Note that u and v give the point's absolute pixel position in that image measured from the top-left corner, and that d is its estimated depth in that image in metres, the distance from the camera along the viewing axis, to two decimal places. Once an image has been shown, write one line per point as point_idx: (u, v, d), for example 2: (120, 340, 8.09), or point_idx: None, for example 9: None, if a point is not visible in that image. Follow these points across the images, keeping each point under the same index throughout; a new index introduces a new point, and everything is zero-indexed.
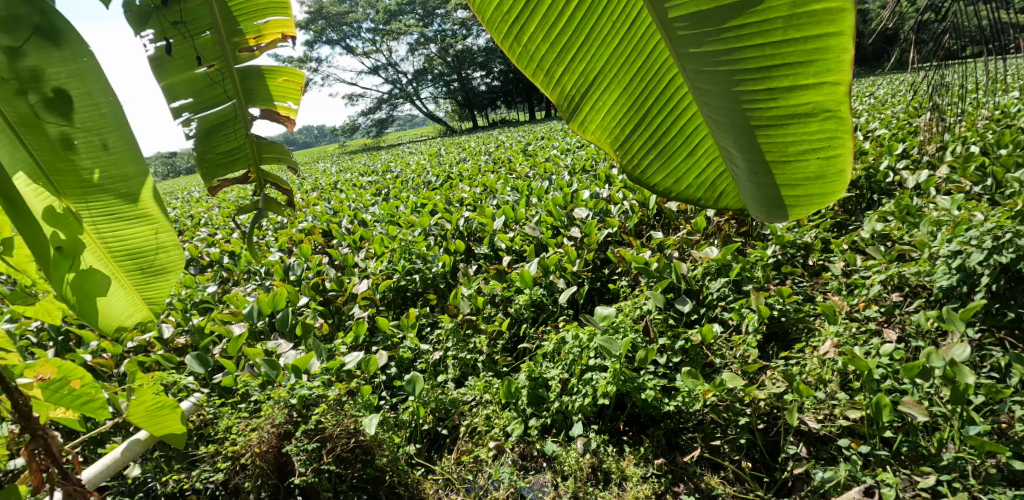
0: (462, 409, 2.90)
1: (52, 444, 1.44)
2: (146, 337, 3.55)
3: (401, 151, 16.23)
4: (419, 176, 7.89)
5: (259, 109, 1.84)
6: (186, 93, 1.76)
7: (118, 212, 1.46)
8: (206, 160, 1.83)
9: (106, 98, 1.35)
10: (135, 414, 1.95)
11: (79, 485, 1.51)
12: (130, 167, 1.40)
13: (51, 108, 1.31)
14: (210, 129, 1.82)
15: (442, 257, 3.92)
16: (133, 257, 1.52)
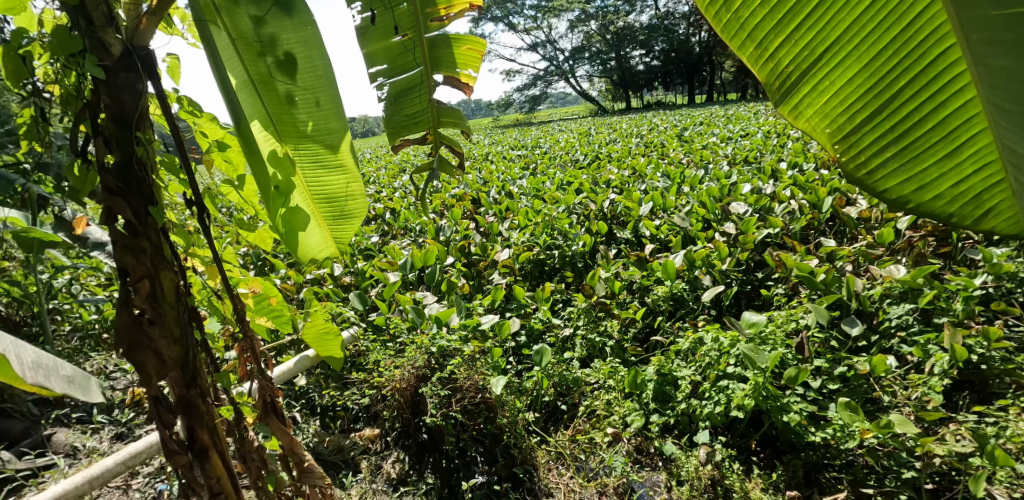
0: (583, 390, 2.91)
1: (258, 343, 1.71)
2: (320, 272, 4.04)
3: (551, 129, 16.35)
4: (567, 154, 7.90)
5: (443, 75, 1.95)
6: (382, 60, 1.91)
7: (322, 160, 1.67)
8: (393, 121, 1.99)
9: (323, 62, 1.50)
10: (307, 332, 2.23)
11: (270, 382, 1.77)
12: (335, 123, 1.59)
13: (282, 70, 1.48)
14: (400, 93, 1.97)
15: (584, 236, 3.88)
16: (329, 200, 1.75)
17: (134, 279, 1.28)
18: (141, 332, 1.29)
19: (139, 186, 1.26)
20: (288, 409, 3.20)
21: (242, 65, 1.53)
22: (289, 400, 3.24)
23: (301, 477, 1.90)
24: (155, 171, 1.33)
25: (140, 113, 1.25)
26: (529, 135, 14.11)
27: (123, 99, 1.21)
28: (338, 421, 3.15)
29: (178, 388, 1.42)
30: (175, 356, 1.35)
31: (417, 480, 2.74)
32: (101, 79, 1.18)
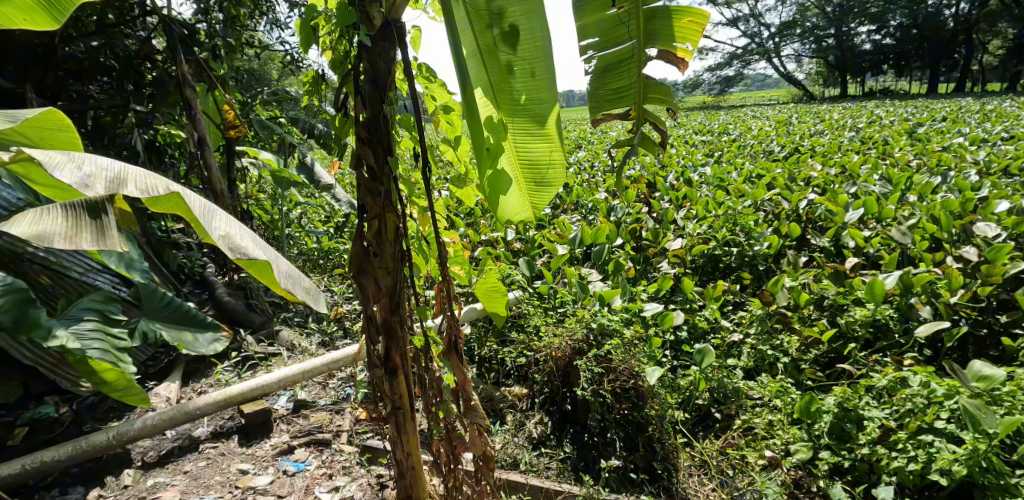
0: (742, 403, 2.66)
1: (452, 286, 1.99)
2: (495, 235, 4.23)
3: (745, 113, 14.95)
4: (760, 143, 7.16)
5: (657, 50, 1.87)
6: (594, 33, 1.89)
7: (530, 129, 1.79)
8: (597, 95, 1.94)
9: (542, 32, 1.63)
10: (478, 286, 2.33)
11: (456, 321, 1.98)
12: (546, 93, 1.70)
13: (506, 41, 1.64)
14: (608, 67, 1.92)
15: (771, 237, 3.47)
16: (531, 166, 1.88)
17: (370, 216, 1.75)
18: (367, 260, 1.78)
19: (380, 138, 1.69)
20: None
21: (473, 35, 1.69)
22: None
23: (465, 413, 2.08)
24: (392, 129, 1.76)
25: (388, 79, 1.67)
26: (723, 117, 13.05)
27: (378, 66, 1.64)
28: (492, 373, 3.31)
29: (385, 313, 1.89)
30: (388, 285, 1.83)
31: (556, 446, 2.79)
32: (367, 48, 1.62)
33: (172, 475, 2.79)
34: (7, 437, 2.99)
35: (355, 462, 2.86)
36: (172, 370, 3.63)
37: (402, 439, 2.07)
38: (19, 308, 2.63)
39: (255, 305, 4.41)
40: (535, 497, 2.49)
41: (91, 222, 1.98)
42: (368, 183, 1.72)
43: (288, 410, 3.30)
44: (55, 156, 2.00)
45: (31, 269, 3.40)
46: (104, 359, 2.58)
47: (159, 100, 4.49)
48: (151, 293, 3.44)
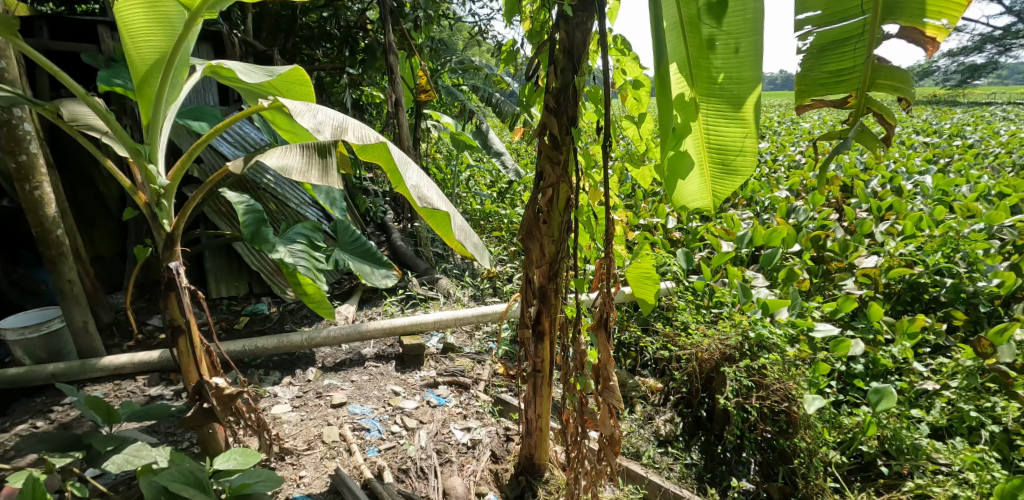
0: (922, 463, 2.19)
1: (613, 265, 1.88)
2: (654, 221, 3.98)
3: (990, 113, 12.22)
4: (1006, 153, 5.77)
5: (897, 26, 1.52)
6: (817, 5, 1.59)
7: (723, 113, 1.59)
8: (808, 78, 1.63)
9: (755, 4, 1.45)
10: (630, 271, 2.19)
11: (610, 300, 1.90)
12: (749, 72, 1.50)
13: (712, 12, 1.48)
14: (828, 46, 1.60)
15: (1005, 273, 2.79)
16: (719, 152, 1.67)
17: (547, 183, 1.81)
18: (535, 224, 1.85)
19: (566, 109, 1.73)
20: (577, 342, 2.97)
21: (675, 6, 1.53)
22: None
23: (602, 392, 1.96)
24: (580, 98, 1.78)
25: (582, 48, 1.68)
26: (961, 117, 10.79)
27: (575, 34, 1.65)
28: (627, 359, 3.16)
29: (542, 279, 1.95)
30: (550, 251, 1.89)
31: (684, 449, 2.60)
32: (567, 17, 1.64)
33: (342, 381, 3.11)
34: (234, 321, 3.59)
35: (488, 411, 2.94)
36: (352, 294, 4.07)
37: (535, 401, 2.17)
38: (257, 226, 2.93)
39: (421, 252, 4.72)
40: (653, 494, 2.33)
41: (319, 161, 2.17)
42: (549, 151, 1.77)
43: (437, 349, 3.47)
44: (297, 104, 2.13)
45: (264, 196, 3.96)
46: (307, 274, 2.92)
47: (368, 66, 4.89)
48: (344, 229, 3.79)
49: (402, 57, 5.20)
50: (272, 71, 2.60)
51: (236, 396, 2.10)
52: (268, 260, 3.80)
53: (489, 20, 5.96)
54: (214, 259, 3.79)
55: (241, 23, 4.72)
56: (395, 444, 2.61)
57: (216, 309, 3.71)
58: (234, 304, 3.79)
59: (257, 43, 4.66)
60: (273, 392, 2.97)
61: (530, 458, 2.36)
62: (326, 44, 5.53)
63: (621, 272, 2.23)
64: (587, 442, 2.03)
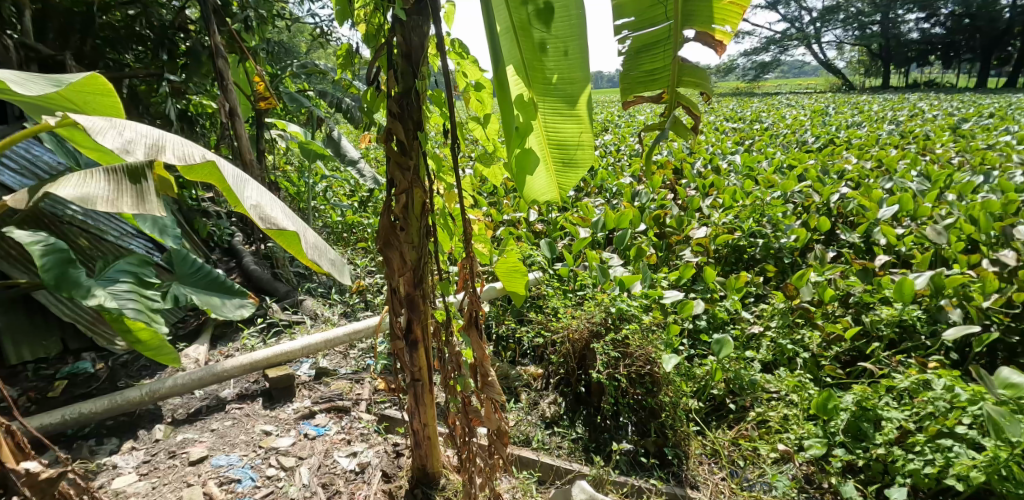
0: (758, 396, 2.62)
1: (475, 264, 2.01)
2: (518, 216, 4.21)
3: (783, 100, 14.39)
4: (798, 132, 6.92)
5: (693, 32, 1.83)
6: (631, 13, 1.86)
7: (560, 110, 1.79)
8: (630, 76, 1.91)
9: (578, 11, 1.64)
10: (498, 267, 2.34)
11: (476, 298, 2.02)
12: (579, 75, 1.71)
13: (540, 18, 1.65)
14: (643, 49, 1.88)
15: (797, 230, 3.41)
16: (559, 145, 1.88)
17: (400, 190, 1.88)
18: (394, 233, 1.92)
19: (410, 113, 1.82)
20: None
21: (506, 12, 1.69)
22: None
23: (482, 388, 2.07)
24: (423, 101, 1.87)
25: (421, 55, 1.78)
26: (761, 105, 12.63)
27: (412, 39, 1.75)
28: (508, 351, 3.33)
29: (408, 287, 2.01)
30: (410, 260, 1.95)
31: (569, 426, 2.80)
32: (402, 21, 1.74)
33: (200, 432, 2.88)
34: (47, 388, 3.13)
35: (373, 430, 2.94)
36: (201, 333, 3.76)
37: (420, 410, 2.23)
38: (63, 268, 2.65)
39: (279, 274, 4.51)
40: (546, 475, 2.51)
41: (131, 186, 2.02)
42: (397, 157, 1.84)
43: (310, 376, 3.38)
44: (97, 121, 2.00)
45: (71, 231, 3.53)
46: (138, 318, 2.68)
47: (193, 72, 4.55)
48: (182, 259, 3.51)
49: (233, 61, 4.88)
50: (59, 80, 2.32)
51: (57, 478, 1.83)
52: (86, 308, 3.34)
53: (331, 22, 5.82)
54: (6, 316, 3.14)
55: (22, 25, 4.09)
56: (273, 489, 2.53)
57: (18, 378, 3.20)
58: (43, 368, 3.30)
59: (43, 48, 4.08)
60: (111, 464, 2.64)
61: (423, 468, 2.41)
62: (137, 48, 4.99)
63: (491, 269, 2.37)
64: (475, 440, 2.14)
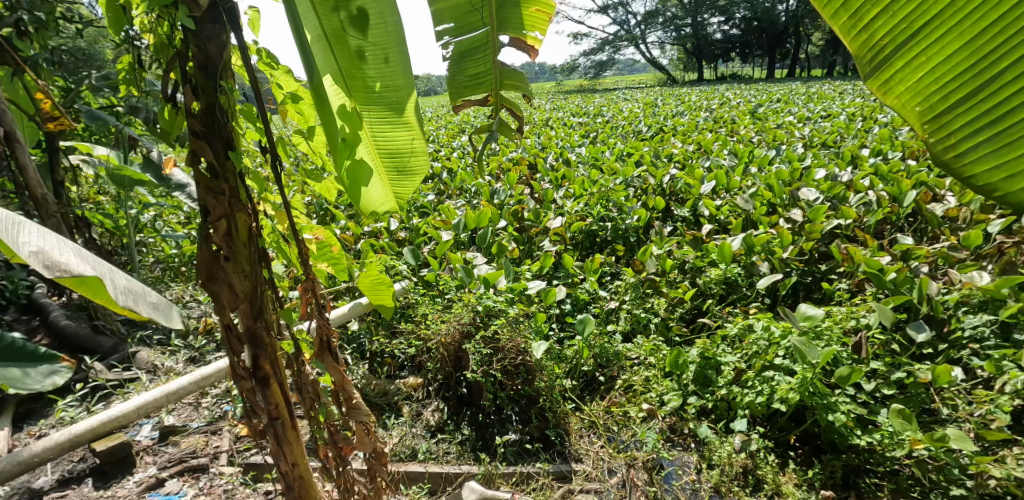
0: (622, 364, 2.88)
1: (319, 286, 1.57)
2: (379, 226, 4.11)
3: (615, 97, 15.73)
4: (631, 124, 7.66)
5: (508, 37, 1.66)
6: (449, 17, 1.66)
7: (387, 120, 1.44)
8: (456, 82, 1.72)
9: (394, 17, 1.32)
10: (360, 282, 2.10)
11: (327, 322, 1.61)
12: (402, 79, 1.37)
13: (354, 23, 1.29)
14: (465, 53, 1.70)
15: (639, 211, 3.81)
16: (392, 158, 1.51)
17: (216, 216, 1.22)
18: (217, 266, 1.25)
19: (222, 131, 1.19)
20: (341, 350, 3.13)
21: (314, 17, 1.33)
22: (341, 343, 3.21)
23: (349, 414, 1.70)
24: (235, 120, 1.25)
25: (224, 65, 1.17)
26: (597, 102, 13.67)
27: (209, 49, 1.14)
28: (384, 367, 3.13)
29: (248, 320, 1.35)
30: (247, 288, 1.29)
31: (454, 430, 2.69)
32: (190, 29, 1.11)
33: None
34: None
35: (239, 482, 2.38)
36: None
37: (286, 455, 1.53)
38: None
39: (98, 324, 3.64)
40: (436, 484, 2.40)
41: None
42: (208, 184, 1.19)
43: (153, 439, 2.66)
44: None
45: None
46: None
47: None
48: None
49: None
50: None
51: None
52: None
53: None
54: None
55: None
56: None
57: None
58: None
59: None
60: None
61: None
62: None
63: (352, 285, 2.13)
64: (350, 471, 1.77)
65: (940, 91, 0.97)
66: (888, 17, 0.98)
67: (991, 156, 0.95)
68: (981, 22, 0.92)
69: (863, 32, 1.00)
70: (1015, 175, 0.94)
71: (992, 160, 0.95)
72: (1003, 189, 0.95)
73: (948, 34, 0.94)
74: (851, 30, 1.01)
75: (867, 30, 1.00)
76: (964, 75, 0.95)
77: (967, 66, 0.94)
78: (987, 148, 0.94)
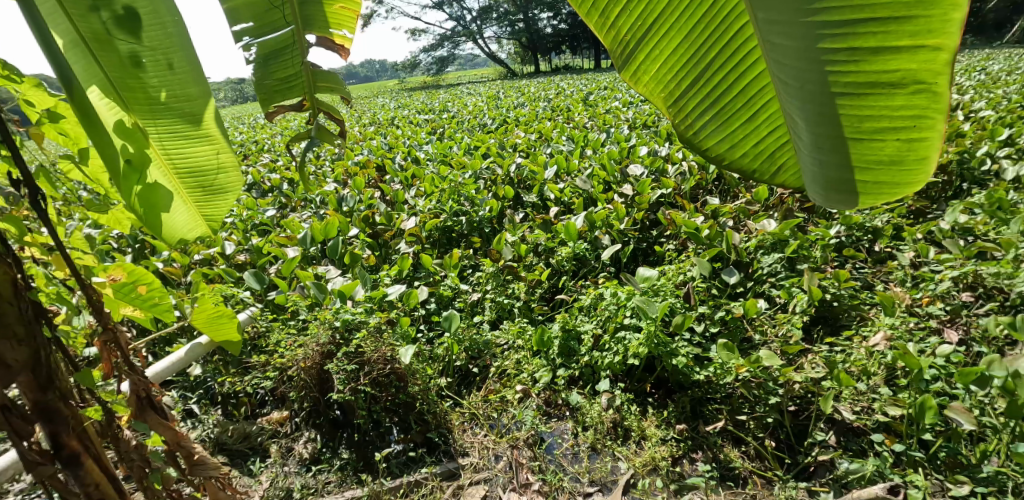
0: (494, 352, 2.85)
1: (123, 340, 1.38)
2: (211, 252, 3.60)
3: (456, 92, 15.86)
4: (475, 118, 7.79)
5: (314, 37, 1.59)
6: (248, 17, 1.58)
7: (182, 131, 1.30)
8: (264, 86, 1.63)
9: (173, 17, 1.21)
10: (196, 319, 1.89)
11: (142, 378, 1.42)
12: (195, 88, 1.26)
13: (121, 25, 1.17)
14: (271, 55, 1.61)
15: (490, 201, 3.91)
16: (193, 175, 1.36)
17: None
18: None
19: None
20: (183, 401, 2.76)
21: (69, 22, 1.19)
22: (185, 391, 2.81)
23: (189, 469, 1.54)
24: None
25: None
26: (439, 98, 13.67)
27: None
28: (241, 408, 2.76)
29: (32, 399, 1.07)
30: (23, 358, 1.02)
31: (332, 457, 2.50)
32: None
33: None
34: None
35: None
36: None
37: None
38: None
39: None
40: None
41: None
42: None
43: None
44: None
45: None
46: None
47: None
48: None
49: None
50: None
51: None
52: None
53: None
54: None
55: None
56: None
57: None
58: None
59: None
60: None
61: None
62: None
63: (187, 323, 1.92)
64: None
65: (676, 79, 1.03)
66: (628, 13, 1.01)
67: (718, 134, 1.05)
68: (696, 17, 0.96)
69: (611, 26, 1.03)
70: (738, 148, 1.05)
71: (720, 136, 1.05)
72: (729, 157, 1.07)
73: (674, 27, 0.99)
74: (602, 24, 1.04)
75: (614, 26, 1.03)
76: (693, 62, 1.01)
77: (693, 55, 1.00)
78: (714, 127, 1.04)
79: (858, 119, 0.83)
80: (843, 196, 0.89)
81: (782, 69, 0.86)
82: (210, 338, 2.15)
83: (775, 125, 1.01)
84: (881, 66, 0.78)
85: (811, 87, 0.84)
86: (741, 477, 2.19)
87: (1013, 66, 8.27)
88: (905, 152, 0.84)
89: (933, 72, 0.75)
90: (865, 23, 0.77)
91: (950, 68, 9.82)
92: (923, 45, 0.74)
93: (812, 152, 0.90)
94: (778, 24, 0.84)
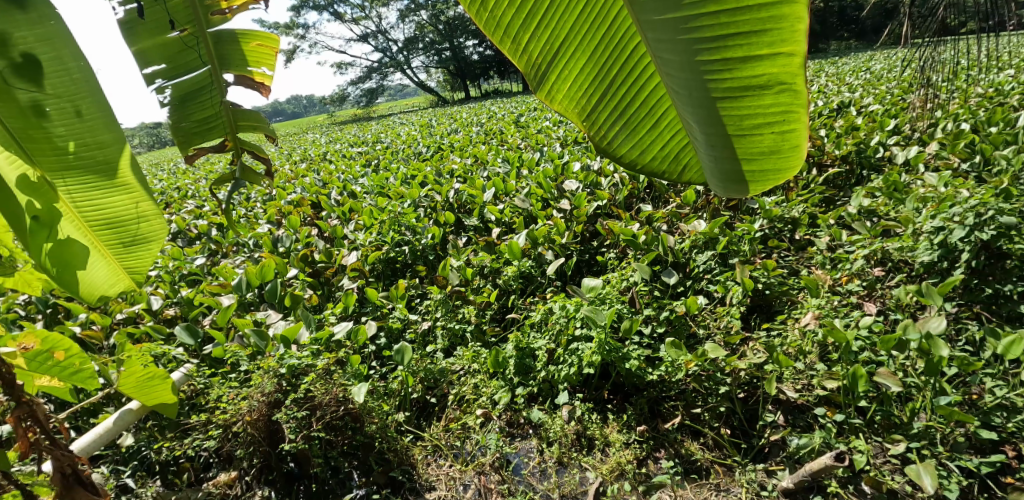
0: (451, 379, 2.79)
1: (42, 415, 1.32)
2: (135, 309, 3.39)
3: (387, 122, 15.75)
4: (409, 147, 7.75)
5: (231, 76, 1.56)
6: (158, 58, 1.51)
7: (95, 183, 1.28)
8: (182, 129, 1.56)
9: (78, 63, 1.16)
10: (124, 385, 1.77)
11: (65, 452, 1.36)
12: (106, 134, 1.22)
13: (19, 74, 1.14)
14: (186, 97, 1.56)
15: (431, 228, 3.88)
16: (110, 224, 1.35)
17: None
18: None
19: None
20: (116, 477, 2.54)
21: None
22: (117, 465, 2.59)
23: None
24: None
25: None
26: (372, 131, 13.53)
27: None
28: (183, 475, 2.58)
29: None
30: None
31: None
32: None
33: None
34: None
35: None
36: None
37: None
38: None
39: None
40: None
41: None
42: None
43: None
44: None
45: None
46: None
47: None
48: None
49: None
50: None
51: None
52: None
53: None
54: None
55: None
56: None
57: None
58: None
59: None
60: None
61: None
62: None
63: (114, 390, 1.79)
64: None
65: (586, 96, 1.07)
66: (535, 38, 1.03)
67: (628, 142, 1.10)
68: (596, 37, 1.01)
69: (522, 51, 1.05)
70: (648, 152, 1.11)
71: (630, 144, 1.10)
72: (641, 161, 1.12)
73: (579, 48, 1.02)
74: (514, 50, 1.06)
75: (525, 51, 1.05)
76: (599, 78, 1.05)
77: (598, 73, 1.04)
78: (624, 136, 1.09)
79: (738, 119, 0.89)
80: (737, 185, 0.96)
81: (673, 80, 0.91)
82: (140, 403, 2.01)
83: (677, 129, 1.07)
84: (749, 74, 0.84)
85: (696, 94, 0.89)
86: (703, 469, 2.25)
87: (892, 64, 9.09)
88: (781, 143, 0.90)
89: (792, 75, 0.82)
90: (731, 37, 0.83)
91: (840, 69, 10.67)
92: (780, 53, 0.81)
93: (707, 149, 0.96)
94: (663, 41, 0.88)
